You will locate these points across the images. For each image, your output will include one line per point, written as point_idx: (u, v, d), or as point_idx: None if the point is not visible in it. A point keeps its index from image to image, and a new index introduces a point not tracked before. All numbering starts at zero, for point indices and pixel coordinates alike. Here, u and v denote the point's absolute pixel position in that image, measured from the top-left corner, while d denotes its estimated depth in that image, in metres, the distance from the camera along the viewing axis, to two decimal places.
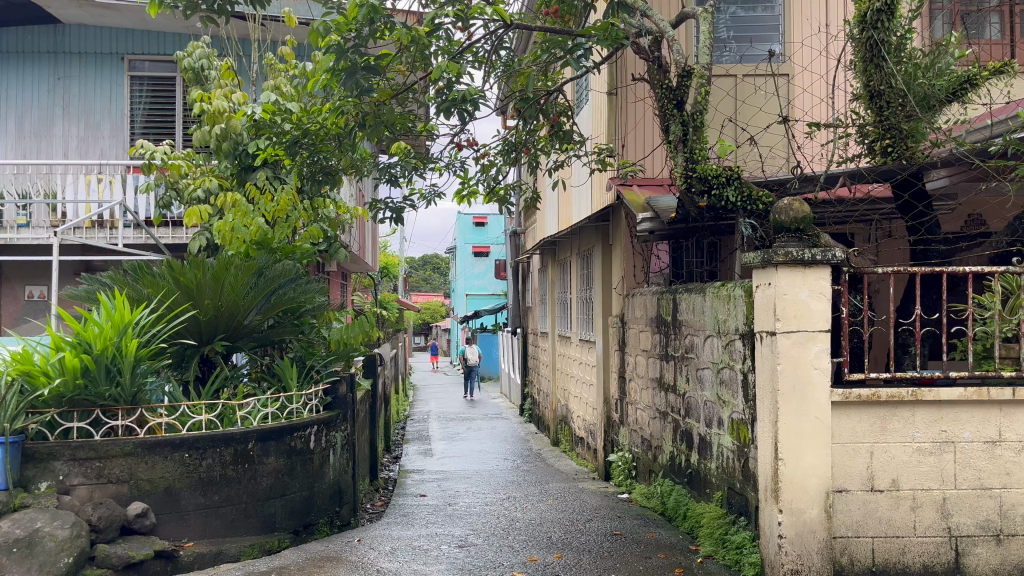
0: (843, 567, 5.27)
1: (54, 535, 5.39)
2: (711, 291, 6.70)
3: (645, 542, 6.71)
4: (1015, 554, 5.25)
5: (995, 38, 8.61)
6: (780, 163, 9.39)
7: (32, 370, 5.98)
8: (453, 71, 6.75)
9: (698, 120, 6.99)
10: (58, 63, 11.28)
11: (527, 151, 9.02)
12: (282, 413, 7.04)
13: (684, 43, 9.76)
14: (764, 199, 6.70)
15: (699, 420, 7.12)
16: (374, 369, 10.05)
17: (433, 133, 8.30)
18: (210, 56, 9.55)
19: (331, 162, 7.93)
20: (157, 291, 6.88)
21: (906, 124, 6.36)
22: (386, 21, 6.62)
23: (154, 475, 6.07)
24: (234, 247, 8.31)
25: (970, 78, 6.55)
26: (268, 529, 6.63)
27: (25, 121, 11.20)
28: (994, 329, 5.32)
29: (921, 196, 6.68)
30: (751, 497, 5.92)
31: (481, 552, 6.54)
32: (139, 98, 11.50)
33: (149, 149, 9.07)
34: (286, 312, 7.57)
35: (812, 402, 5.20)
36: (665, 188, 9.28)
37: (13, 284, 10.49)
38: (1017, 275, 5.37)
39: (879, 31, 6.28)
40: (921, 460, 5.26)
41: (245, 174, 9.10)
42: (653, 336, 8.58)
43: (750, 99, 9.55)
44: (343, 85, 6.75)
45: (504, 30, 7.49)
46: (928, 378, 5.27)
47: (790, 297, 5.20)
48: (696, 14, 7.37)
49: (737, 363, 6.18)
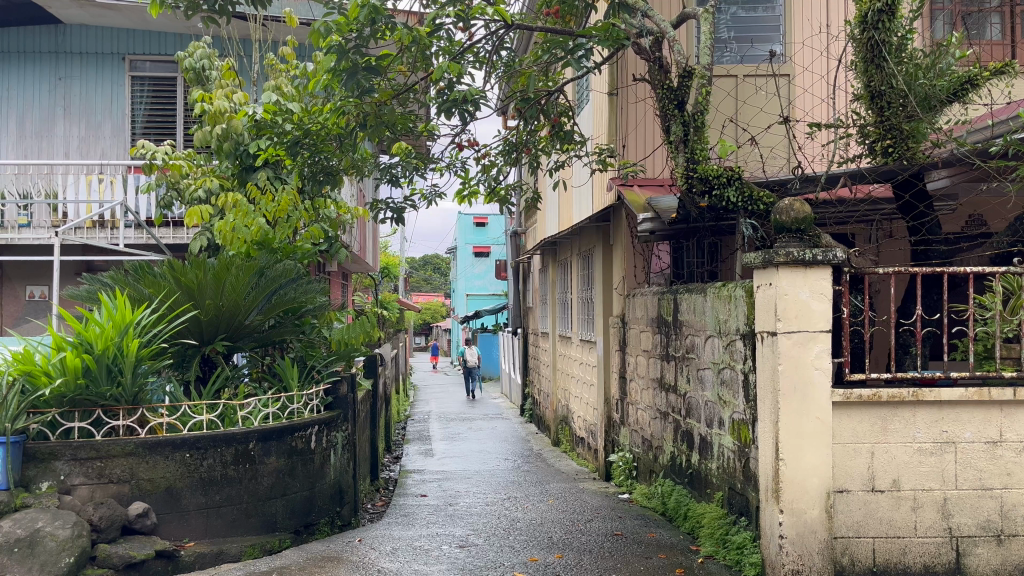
0: (844, 567, 5.27)
1: (55, 534, 5.40)
2: (711, 291, 6.71)
3: (645, 542, 6.72)
4: (1015, 555, 5.25)
5: (995, 38, 8.61)
6: (780, 163, 9.40)
7: (33, 370, 5.99)
8: (454, 71, 6.76)
9: (699, 121, 7.00)
10: (59, 63, 11.29)
11: (528, 151, 9.01)
12: (283, 413, 7.04)
13: (685, 44, 9.78)
14: (765, 199, 6.71)
15: (700, 420, 7.13)
16: (374, 370, 10.05)
17: (434, 134, 8.30)
18: (211, 56, 9.56)
19: (332, 162, 7.94)
20: (158, 291, 6.89)
21: (907, 125, 6.36)
22: (387, 22, 6.62)
23: (155, 475, 6.08)
24: (234, 247, 8.34)
25: (970, 78, 6.54)
26: (269, 529, 6.64)
27: (26, 122, 11.21)
28: (995, 329, 5.32)
29: (921, 196, 6.68)
30: (752, 497, 5.93)
31: (482, 552, 6.54)
32: (140, 98, 11.50)
33: (150, 149, 9.07)
34: (287, 312, 7.58)
35: (813, 402, 5.20)
36: (665, 188, 9.31)
37: (14, 284, 10.50)
38: (1018, 276, 5.37)
39: (880, 31, 6.28)
40: (921, 460, 5.26)
41: (245, 175, 9.10)
42: (654, 336, 8.59)
43: (750, 100, 9.55)
44: (344, 85, 6.76)
45: (505, 30, 7.49)
46: (929, 379, 5.27)
47: (791, 297, 5.20)
48: (697, 14, 7.36)
49: (738, 363, 6.18)
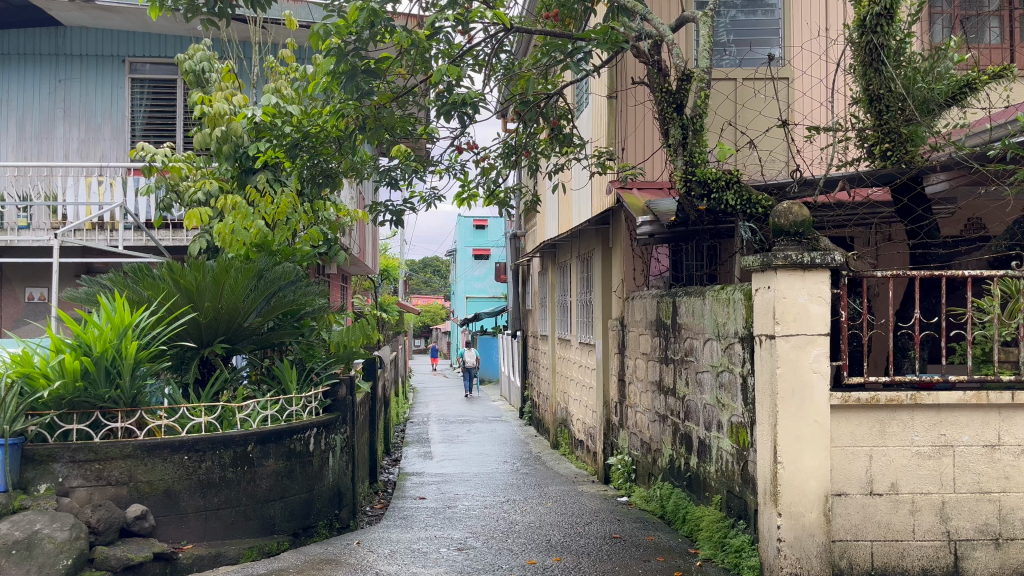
0: (842, 570, 5.27)
1: (53, 537, 5.39)
2: (711, 294, 6.69)
3: (644, 544, 6.73)
4: (1014, 558, 5.26)
5: (995, 42, 8.61)
6: (779, 166, 9.45)
7: (32, 372, 5.99)
8: (453, 74, 6.76)
9: (698, 124, 7.03)
10: (59, 65, 11.30)
11: (527, 155, 8.97)
12: (282, 415, 7.04)
13: (684, 47, 9.83)
14: (764, 203, 6.70)
15: (699, 423, 7.11)
16: (374, 372, 10.02)
17: (433, 136, 8.31)
18: (211, 58, 9.56)
19: (332, 165, 7.95)
20: (157, 293, 6.89)
21: (906, 128, 6.36)
22: (386, 25, 6.63)
23: (153, 477, 6.07)
24: (234, 249, 8.27)
25: (969, 82, 6.57)
26: (267, 531, 6.65)
27: (25, 124, 11.20)
28: (993, 333, 5.34)
29: (920, 200, 6.68)
30: (750, 500, 5.92)
31: (480, 555, 6.52)
32: (140, 101, 11.52)
33: (150, 150, 9.04)
34: (287, 314, 7.66)
35: (811, 406, 5.20)
36: (665, 192, 9.33)
37: (14, 285, 10.51)
38: (1015, 280, 5.37)
39: (879, 35, 6.36)
40: (920, 463, 5.26)
41: (245, 177, 9.10)
42: (653, 339, 8.58)
43: (749, 103, 9.56)
44: (343, 87, 6.80)
45: (504, 33, 7.46)
46: (927, 382, 5.30)
47: (789, 300, 5.20)
48: (696, 18, 7.37)
49: (736, 366, 6.18)
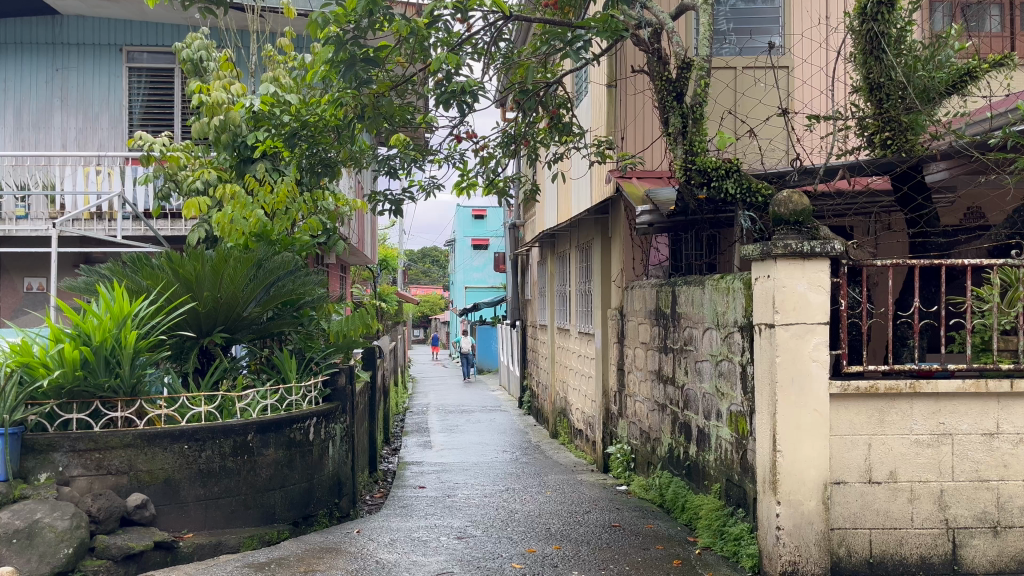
0: (841, 559, 5.29)
1: (53, 526, 5.39)
2: (710, 283, 6.69)
3: (644, 533, 6.75)
4: (1012, 546, 5.28)
5: (995, 30, 8.60)
6: (779, 155, 9.50)
7: (32, 361, 5.99)
8: (453, 63, 6.72)
9: (698, 113, 7.06)
10: (56, 54, 11.26)
11: (527, 143, 8.93)
12: (282, 405, 7.04)
13: (684, 34, 9.75)
14: (764, 190, 6.67)
15: (699, 412, 7.10)
16: (373, 361, 10.00)
17: (433, 125, 8.30)
18: (208, 47, 9.56)
19: (330, 154, 7.91)
20: (157, 283, 6.89)
21: (906, 116, 6.39)
22: (385, 13, 6.55)
23: (154, 466, 6.08)
24: (232, 238, 8.24)
25: (970, 70, 6.58)
26: (268, 520, 6.67)
27: (23, 113, 11.17)
28: (992, 322, 5.33)
29: (920, 188, 6.66)
30: (751, 489, 5.90)
31: (479, 543, 6.54)
32: (138, 89, 11.47)
33: (148, 140, 9.00)
34: (286, 304, 7.69)
35: (810, 395, 5.20)
36: (665, 180, 9.30)
37: (13, 275, 10.51)
38: (1016, 268, 5.34)
39: (880, 22, 6.41)
40: (918, 451, 5.27)
41: (243, 167, 9.00)
42: (653, 328, 8.55)
43: (749, 92, 9.54)
44: (343, 76, 6.68)
45: (503, 21, 7.40)
46: (927, 371, 5.32)
47: (788, 289, 5.19)
48: (696, 5, 7.35)
49: (736, 355, 6.18)
